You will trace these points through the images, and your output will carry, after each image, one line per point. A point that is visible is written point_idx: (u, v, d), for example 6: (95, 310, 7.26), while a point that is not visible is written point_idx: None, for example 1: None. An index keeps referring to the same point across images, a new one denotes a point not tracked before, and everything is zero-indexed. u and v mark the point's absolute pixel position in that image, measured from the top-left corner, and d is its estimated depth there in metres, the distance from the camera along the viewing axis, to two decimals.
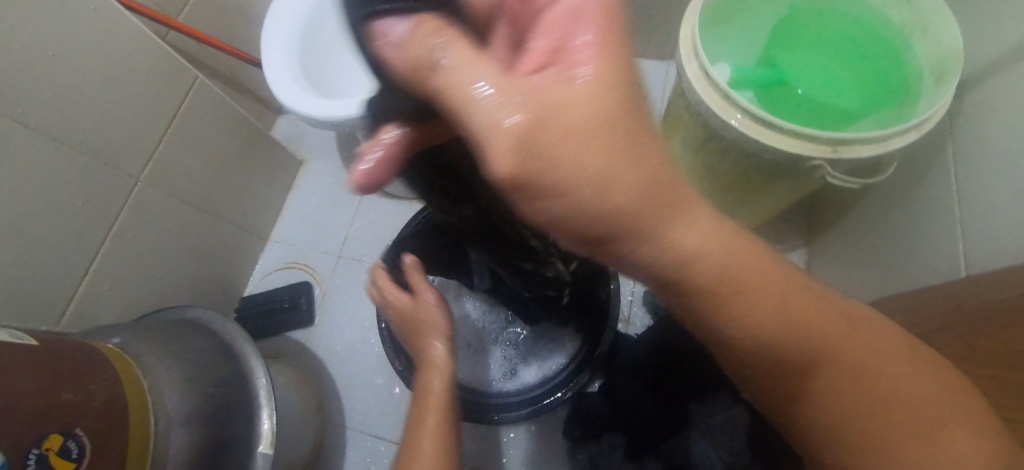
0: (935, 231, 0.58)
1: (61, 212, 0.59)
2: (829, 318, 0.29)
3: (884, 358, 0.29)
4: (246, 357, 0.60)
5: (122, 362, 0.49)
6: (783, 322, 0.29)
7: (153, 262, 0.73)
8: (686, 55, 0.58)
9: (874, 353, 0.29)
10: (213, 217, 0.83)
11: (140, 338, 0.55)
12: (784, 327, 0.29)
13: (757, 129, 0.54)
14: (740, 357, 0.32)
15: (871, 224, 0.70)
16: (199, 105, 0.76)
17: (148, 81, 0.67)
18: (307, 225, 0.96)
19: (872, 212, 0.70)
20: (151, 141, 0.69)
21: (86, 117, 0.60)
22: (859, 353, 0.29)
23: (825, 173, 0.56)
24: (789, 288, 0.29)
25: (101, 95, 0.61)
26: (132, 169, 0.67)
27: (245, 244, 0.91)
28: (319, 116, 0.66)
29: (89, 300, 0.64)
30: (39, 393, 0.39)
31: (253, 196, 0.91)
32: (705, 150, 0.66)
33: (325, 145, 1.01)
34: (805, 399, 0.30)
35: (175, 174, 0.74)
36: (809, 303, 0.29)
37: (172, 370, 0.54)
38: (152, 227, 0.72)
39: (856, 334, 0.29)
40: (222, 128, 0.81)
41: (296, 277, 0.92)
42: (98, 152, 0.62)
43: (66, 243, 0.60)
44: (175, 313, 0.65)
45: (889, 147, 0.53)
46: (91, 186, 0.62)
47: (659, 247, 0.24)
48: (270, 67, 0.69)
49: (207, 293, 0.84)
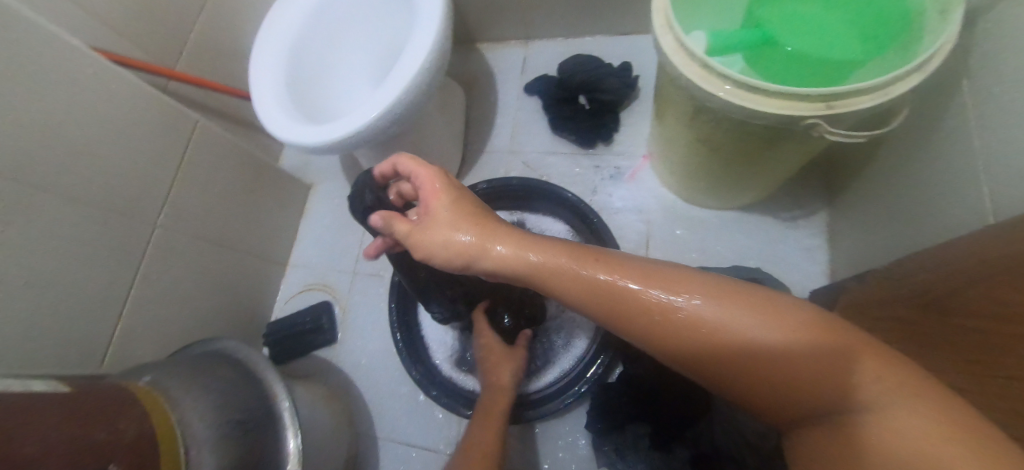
0: (957, 177, 0.53)
1: (89, 264, 0.63)
2: (690, 283, 0.37)
3: (762, 305, 0.34)
4: (270, 383, 0.63)
5: (151, 399, 0.53)
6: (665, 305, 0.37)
7: (180, 300, 0.77)
8: (660, 29, 0.56)
9: (750, 306, 0.34)
10: (233, 250, 0.87)
11: (168, 374, 0.59)
12: (670, 310, 0.36)
13: (744, 95, 0.52)
14: (666, 350, 0.37)
15: (891, 177, 0.65)
16: (204, 146, 0.80)
17: (151, 131, 0.71)
18: (322, 247, 0.99)
19: (890, 164, 0.65)
20: (164, 187, 0.73)
21: (98, 174, 0.64)
22: (738, 320, 0.34)
23: (823, 131, 0.52)
24: (643, 274, 0.38)
25: (110, 151, 0.65)
26: (148, 215, 0.71)
27: (266, 271, 0.95)
28: (309, 143, 0.68)
29: (127, 341, 0.69)
30: (70, 437, 0.42)
31: (268, 226, 0.95)
32: (697, 122, 0.63)
33: (330, 167, 1.04)
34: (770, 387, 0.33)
35: (191, 215, 0.79)
36: (677, 288, 0.37)
37: (200, 401, 0.57)
38: (176, 267, 0.76)
39: (718, 297, 0.35)
40: (229, 165, 0.85)
41: (317, 297, 0.95)
42: (114, 204, 0.66)
43: (97, 291, 0.64)
44: (203, 346, 0.69)
45: (891, 94, 0.49)
46: (112, 236, 0.66)
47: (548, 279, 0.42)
48: (260, 99, 0.71)
49: (237, 322, 0.89)
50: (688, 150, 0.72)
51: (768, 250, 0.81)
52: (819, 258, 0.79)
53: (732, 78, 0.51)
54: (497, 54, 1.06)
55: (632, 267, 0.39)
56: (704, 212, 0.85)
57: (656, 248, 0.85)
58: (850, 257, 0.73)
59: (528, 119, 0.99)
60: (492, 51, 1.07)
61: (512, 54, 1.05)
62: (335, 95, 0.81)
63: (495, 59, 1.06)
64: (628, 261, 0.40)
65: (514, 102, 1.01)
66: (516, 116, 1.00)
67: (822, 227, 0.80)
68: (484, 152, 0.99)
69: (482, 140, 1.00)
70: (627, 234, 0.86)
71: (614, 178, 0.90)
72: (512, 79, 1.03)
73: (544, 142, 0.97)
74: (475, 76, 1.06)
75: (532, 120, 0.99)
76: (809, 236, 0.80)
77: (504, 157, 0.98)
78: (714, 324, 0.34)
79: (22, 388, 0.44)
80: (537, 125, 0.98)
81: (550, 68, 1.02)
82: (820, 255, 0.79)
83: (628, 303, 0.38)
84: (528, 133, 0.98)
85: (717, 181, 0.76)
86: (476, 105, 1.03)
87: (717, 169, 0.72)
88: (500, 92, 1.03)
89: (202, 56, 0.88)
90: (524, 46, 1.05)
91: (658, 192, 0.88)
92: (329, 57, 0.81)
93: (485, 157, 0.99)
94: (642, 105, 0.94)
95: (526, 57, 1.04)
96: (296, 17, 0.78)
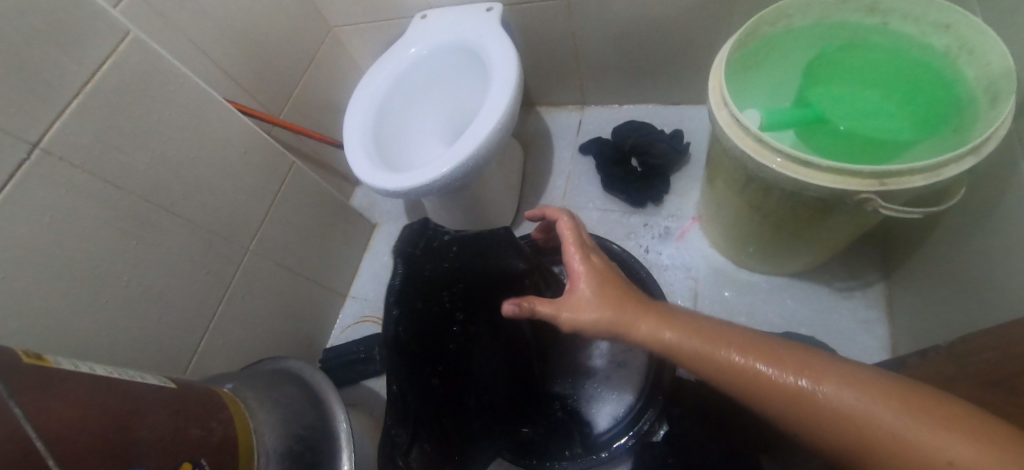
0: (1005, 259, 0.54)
1: (191, 279, 0.72)
2: (810, 367, 0.39)
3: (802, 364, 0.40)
4: (330, 402, 0.68)
5: (234, 404, 0.59)
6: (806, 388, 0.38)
7: (255, 321, 0.85)
8: (716, 104, 0.62)
9: (886, 392, 0.35)
10: (304, 277, 0.96)
11: (246, 384, 0.65)
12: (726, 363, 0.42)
13: (795, 169, 0.55)
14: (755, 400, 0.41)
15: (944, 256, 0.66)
16: (295, 184, 0.91)
17: (257, 168, 0.82)
18: (380, 282, 1.07)
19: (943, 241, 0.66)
20: (259, 217, 0.84)
21: (211, 203, 0.75)
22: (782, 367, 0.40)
23: (876, 206, 0.54)
24: (788, 361, 0.40)
25: (224, 184, 0.76)
26: (243, 241, 0.81)
27: (329, 301, 1.03)
28: (390, 187, 0.77)
29: (209, 352, 0.76)
30: (172, 428, 0.47)
31: (336, 258, 1.04)
32: (748, 189, 0.67)
33: (395, 210, 1.14)
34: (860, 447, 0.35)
35: (276, 243, 0.88)
36: (792, 362, 0.40)
37: (270, 413, 0.62)
38: (257, 289, 0.85)
39: (840, 377, 0.38)
40: (312, 202, 0.96)
41: (371, 330, 1.01)
42: (221, 229, 0.77)
43: (193, 305, 0.73)
44: (272, 363, 0.75)
45: (943, 176, 0.51)
46: (214, 258, 0.76)
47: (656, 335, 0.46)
48: (350, 147, 0.81)
49: (298, 345, 0.95)
50: (738, 215, 0.75)
51: (819, 318, 0.80)
52: (877, 332, 0.77)
53: (785, 153, 0.55)
54: (555, 117, 1.16)
55: (788, 350, 0.42)
56: (753, 276, 0.86)
57: (704, 308, 0.85)
58: (911, 334, 0.71)
59: (580, 176, 1.06)
60: (549, 115, 1.17)
61: (567, 117, 1.15)
62: (413, 146, 0.91)
63: (551, 121, 1.16)
64: (710, 327, 0.46)
65: (568, 160, 1.09)
66: (569, 173, 1.07)
67: (880, 300, 0.79)
68: (537, 204, 1.06)
69: (537, 193, 1.07)
70: (676, 292, 0.88)
71: (662, 237, 0.94)
72: (568, 140, 1.12)
73: (594, 198, 1.02)
74: (534, 135, 1.15)
75: (584, 178, 1.06)
76: (866, 308, 0.79)
77: None
78: (865, 410, 0.35)
79: (142, 379, 0.51)
80: (589, 182, 1.05)
81: (604, 131, 1.10)
82: (878, 329, 0.77)
83: (765, 384, 0.40)
84: (580, 189, 1.04)
85: (766, 246, 0.78)
86: (532, 161, 1.11)
87: (769, 234, 0.74)
88: (556, 151, 1.11)
89: (302, 108, 1.02)
90: (581, 111, 1.15)
91: (707, 253, 0.90)
92: (411, 114, 0.92)
93: (538, 210, 1.05)
94: (691, 169, 0.99)
95: (582, 121, 1.13)
96: (387, 77, 0.89)
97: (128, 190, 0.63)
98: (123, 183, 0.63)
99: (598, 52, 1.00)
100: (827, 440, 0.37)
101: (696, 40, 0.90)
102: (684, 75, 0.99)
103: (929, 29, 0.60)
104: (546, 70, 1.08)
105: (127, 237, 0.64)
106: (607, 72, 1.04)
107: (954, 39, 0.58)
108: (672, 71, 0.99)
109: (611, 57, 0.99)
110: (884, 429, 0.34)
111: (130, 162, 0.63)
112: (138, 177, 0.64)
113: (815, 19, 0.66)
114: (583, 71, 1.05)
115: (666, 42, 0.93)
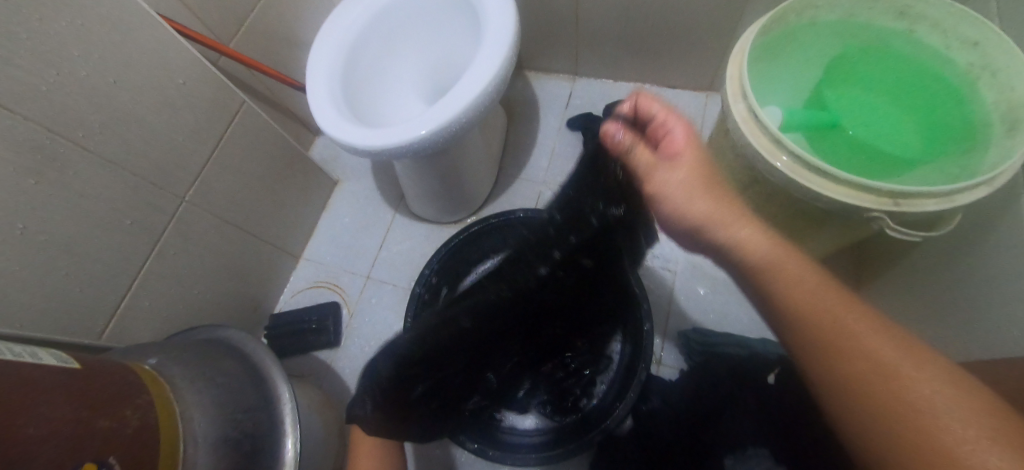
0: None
1: (109, 231, 0.61)
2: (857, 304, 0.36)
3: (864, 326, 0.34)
4: (274, 382, 0.61)
5: (156, 384, 0.50)
6: (871, 346, 0.33)
7: (190, 280, 0.74)
8: (733, 95, 0.56)
9: (940, 372, 0.31)
10: (251, 234, 0.85)
11: (173, 359, 0.56)
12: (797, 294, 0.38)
13: (803, 174, 0.50)
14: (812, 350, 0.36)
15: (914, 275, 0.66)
16: (244, 127, 0.78)
17: (199, 106, 0.69)
18: (338, 246, 0.98)
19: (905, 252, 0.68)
20: (199, 162, 0.72)
21: (137, 140, 0.62)
22: (844, 313, 0.35)
23: (883, 226, 0.50)
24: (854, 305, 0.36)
25: (156, 120, 0.64)
26: (177, 189, 0.69)
27: (279, 263, 0.93)
28: (355, 143, 0.65)
29: (132, 314, 0.66)
30: (73, 420, 0.38)
31: (289, 216, 0.93)
32: (748, 192, 0.63)
33: (361, 167, 1.04)
34: (884, 420, 0.31)
35: (219, 194, 0.77)
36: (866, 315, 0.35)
37: (201, 395, 0.53)
38: (193, 246, 0.74)
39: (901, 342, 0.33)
40: (264, 149, 0.83)
41: (325, 297, 0.93)
42: (149, 173, 0.65)
43: (109, 259, 0.62)
44: (208, 333, 0.66)
45: (954, 202, 0.46)
46: (138, 206, 0.64)
47: (724, 233, 0.44)
48: (313, 91, 0.69)
49: (241, 308, 0.85)
50: None
51: None
52: None
53: (795, 155, 0.50)
54: (544, 84, 1.07)
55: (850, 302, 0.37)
56: None
57: (678, 304, 0.83)
58: None
59: (565, 152, 0.99)
60: (538, 81, 1.08)
61: (558, 86, 1.07)
62: (387, 101, 0.80)
63: (540, 89, 1.07)
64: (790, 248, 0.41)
65: (554, 133, 1.02)
66: (554, 147, 1.00)
67: None
68: (516, 178, 0.98)
69: (517, 165, 0.99)
70: (653, 286, 0.85)
71: None
72: (556, 110, 1.04)
73: None
74: (520, 101, 1.06)
75: (569, 155, 0.99)
76: None
77: (537, 187, 0.97)
78: (902, 366, 0.32)
79: (35, 358, 0.41)
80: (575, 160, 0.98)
81: (594, 106, 1.03)
82: None
83: (841, 324, 0.35)
84: (564, 166, 0.98)
85: None
86: (516, 129, 1.03)
87: None
88: (542, 121, 1.03)
89: (259, 38, 0.87)
90: (572, 81, 1.07)
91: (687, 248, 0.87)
92: (388, 63, 0.82)
93: (518, 184, 0.98)
94: None
95: (572, 93, 1.05)
96: (360, 14, 0.77)
97: (23, 115, 0.50)
98: (19, 108, 0.50)
99: (601, 18, 0.91)
100: (834, 382, 0.34)
101: (708, 19, 0.83)
102: (686, 55, 0.93)
103: (953, 43, 0.55)
104: (541, 30, 0.98)
105: (24, 174, 0.51)
106: (607, 41, 0.96)
107: (979, 58, 0.53)
108: (676, 50, 0.92)
109: (615, 24, 0.91)
110: (900, 376, 0.31)
111: (30, 80, 0.50)
112: (37, 99, 0.51)
113: (841, 16, 0.60)
114: (582, 36, 0.96)
115: (675, 18, 0.86)
